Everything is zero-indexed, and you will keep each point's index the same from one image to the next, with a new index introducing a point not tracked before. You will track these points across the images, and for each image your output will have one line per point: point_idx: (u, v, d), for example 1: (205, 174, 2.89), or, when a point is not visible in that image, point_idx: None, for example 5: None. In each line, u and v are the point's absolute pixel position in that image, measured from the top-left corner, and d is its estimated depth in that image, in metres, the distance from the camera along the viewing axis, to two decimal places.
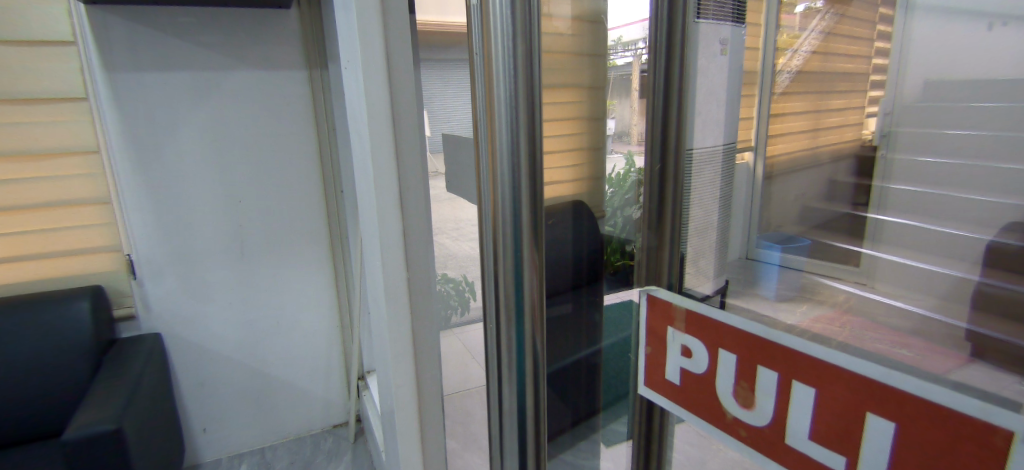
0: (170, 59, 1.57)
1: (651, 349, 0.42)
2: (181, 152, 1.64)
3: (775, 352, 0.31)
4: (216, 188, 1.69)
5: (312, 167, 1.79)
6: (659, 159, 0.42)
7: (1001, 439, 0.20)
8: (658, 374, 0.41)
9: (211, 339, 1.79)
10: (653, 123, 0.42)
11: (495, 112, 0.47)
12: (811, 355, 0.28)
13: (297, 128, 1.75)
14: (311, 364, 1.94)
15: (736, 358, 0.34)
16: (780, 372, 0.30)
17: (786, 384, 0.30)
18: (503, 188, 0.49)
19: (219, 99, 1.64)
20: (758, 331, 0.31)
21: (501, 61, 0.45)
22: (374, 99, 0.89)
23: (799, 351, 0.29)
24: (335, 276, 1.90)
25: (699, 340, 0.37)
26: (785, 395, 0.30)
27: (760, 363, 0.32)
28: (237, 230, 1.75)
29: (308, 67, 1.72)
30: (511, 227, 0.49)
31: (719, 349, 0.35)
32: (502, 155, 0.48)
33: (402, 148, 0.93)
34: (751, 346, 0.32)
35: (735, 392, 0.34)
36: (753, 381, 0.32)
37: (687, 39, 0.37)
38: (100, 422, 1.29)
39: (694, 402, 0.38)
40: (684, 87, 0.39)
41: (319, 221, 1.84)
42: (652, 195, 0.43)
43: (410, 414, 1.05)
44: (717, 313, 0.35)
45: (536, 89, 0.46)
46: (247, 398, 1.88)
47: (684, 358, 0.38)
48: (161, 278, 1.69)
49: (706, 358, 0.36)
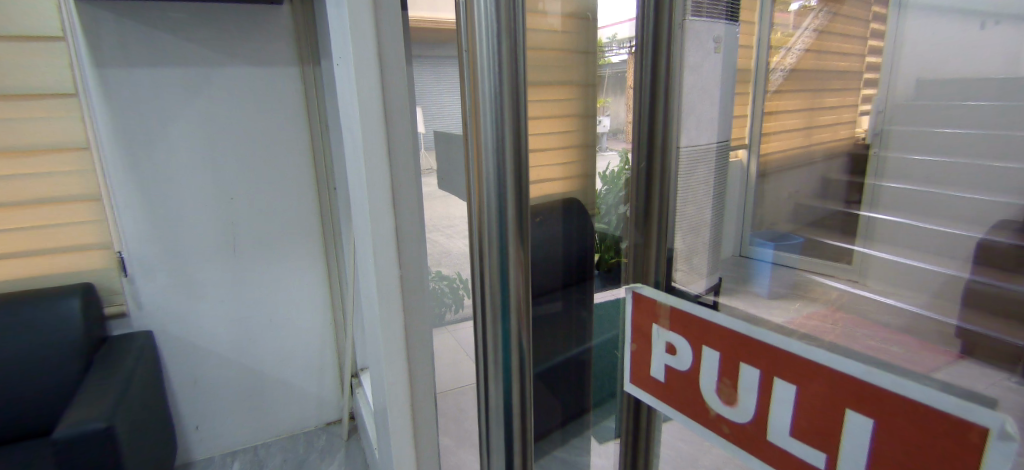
0: (161, 54, 1.56)
1: (637, 347, 0.41)
2: (172, 148, 1.62)
3: (756, 348, 0.31)
4: (208, 186, 1.68)
5: (304, 163, 1.78)
6: (646, 158, 0.43)
7: (977, 435, 0.20)
8: (644, 372, 0.41)
9: (204, 337, 1.78)
10: (640, 122, 0.42)
11: (480, 109, 0.47)
12: (789, 351, 0.28)
13: (290, 124, 1.73)
14: (304, 361, 1.93)
15: (719, 356, 0.34)
16: (763, 369, 0.30)
17: (766, 381, 0.30)
18: (488, 185, 0.48)
19: (210, 96, 1.63)
20: (742, 330, 0.32)
21: (485, 56, 0.45)
22: (366, 97, 0.88)
23: (780, 348, 0.29)
24: (328, 274, 1.89)
25: (682, 337, 0.37)
26: (766, 391, 0.31)
27: (742, 360, 0.32)
28: (229, 227, 1.73)
29: (301, 63, 1.71)
30: (497, 225, 0.49)
31: (702, 346, 0.35)
32: (489, 150, 0.47)
33: (394, 146, 0.92)
34: (733, 344, 0.32)
35: (718, 389, 0.34)
36: (736, 378, 0.32)
37: (674, 36, 0.38)
38: (91, 420, 1.28)
39: (677, 398, 0.38)
40: (670, 85, 0.39)
41: (312, 218, 1.83)
42: (640, 194, 0.44)
43: (403, 411, 1.04)
44: (705, 312, 0.35)
45: (521, 86, 0.46)
46: (240, 396, 1.87)
47: (670, 355, 0.38)
48: (153, 275, 1.68)
49: (690, 354, 0.36)
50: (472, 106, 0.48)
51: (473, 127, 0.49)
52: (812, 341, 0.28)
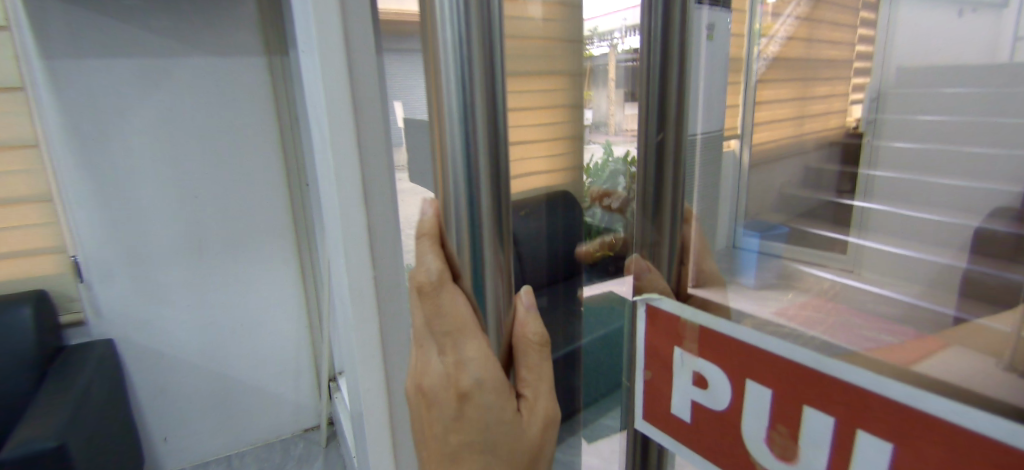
0: (117, 49, 1.49)
1: (658, 375, 0.43)
2: (128, 147, 1.55)
3: (818, 390, 0.31)
4: (168, 185, 1.61)
5: (274, 157, 1.72)
6: (655, 132, 0.42)
7: None
8: (665, 403, 0.43)
9: (170, 343, 1.71)
10: (648, 104, 0.41)
11: (442, 90, 0.45)
12: (862, 389, 0.29)
13: (257, 118, 1.68)
14: (278, 366, 1.88)
15: (770, 396, 0.34)
16: (835, 417, 0.30)
17: (837, 428, 0.30)
18: (454, 180, 0.46)
19: (168, 89, 1.56)
20: (782, 352, 0.33)
21: (447, 29, 0.42)
22: (332, 93, 0.86)
23: (865, 390, 0.29)
24: (303, 272, 1.85)
25: (717, 368, 0.37)
26: (837, 442, 0.30)
27: (806, 404, 0.32)
28: (192, 228, 1.66)
29: (268, 54, 1.66)
30: (466, 223, 0.46)
31: (747, 381, 0.35)
32: (453, 133, 0.45)
33: (364, 142, 0.90)
34: (789, 386, 0.33)
35: (768, 436, 0.35)
36: (795, 424, 0.33)
37: (687, 26, 0.38)
38: (41, 438, 1.20)
39: (707, 434, 0.39)
40: (683, 61, 0.39)
41: (283, 216, 1.77)
42: (647, 182, 0.43)
43: (380, 412, 1.03)
44: (740, 334, 0.35)
45: (491, 59, 0.43)
46: (209, 405, 1.80)
47: (699, 389, 0.39)
48: (113, 281, 1.61)
49: (727, 390, 0.37)
50: (432, 89, 0.46)
51: (435, 111, 0.46)
52: (814, 347, 0.31)
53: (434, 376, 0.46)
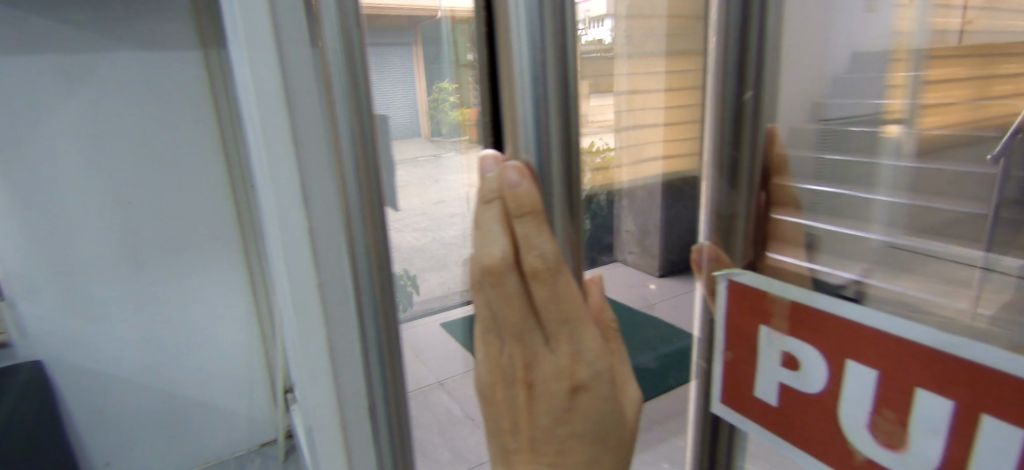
0: (22, 41, 1.34)
1: (737, 353, 0.41)
2: (48, 151, 1.40)
3: (935, 369, 0.27)
4: (94, 189, 1.47)
5: (217, 159, 1.58)
6: (733, 86, 0.37)
7: None
8: (746, 387, 0.41)
9: (104, 363, 1.57)
10: (722, 54, 0.37)
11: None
12: (993, 373, 0.25)
13: (195, 118, 1.54)
14: (225, 385, 1.75)
15: (875, 376, 0.30)
16: (958, 402, 0.27)
17: (964, 419, 0.26)
18: (515, 135, 0.30)
19: (95, 85, 1.42)
20: (887, 328, 0.30)
21: None
22: (263, 90, 0.75)
23: (985, 368, 0.25)
24: (251, 284, 1.71)
25: (812, 346, 0.34)
26: (962, 430, 0.27)
27: (918, 385, 0.28)
28: (124, 237, 1.52)
29: (204, 47, 1.52)
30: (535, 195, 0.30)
31: (845, 361, 0.32)
32: (525, 103, 0.29)
33: (301, 142, 0.79)
34: (902, 363, 0.29)
35: (874, 423, 0.31)
36: (904, 411, 0.29)
37: None
38: None
39: (797, 421, 0.36)
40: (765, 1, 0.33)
41: (229, 222, 1.64)
42: (724, 148, 0.39)
43: (331, 436, 0.94)
44: (842, 306, 0.32)
45: None
46: (147, 430, 1.67)
47: (788, 370, 0.37)
48: (38, 296, 1.46)
49: (823, 369, 0.34)
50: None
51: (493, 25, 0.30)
52: (894, 317, 0.29)
53: (544, 371, 0.33)
